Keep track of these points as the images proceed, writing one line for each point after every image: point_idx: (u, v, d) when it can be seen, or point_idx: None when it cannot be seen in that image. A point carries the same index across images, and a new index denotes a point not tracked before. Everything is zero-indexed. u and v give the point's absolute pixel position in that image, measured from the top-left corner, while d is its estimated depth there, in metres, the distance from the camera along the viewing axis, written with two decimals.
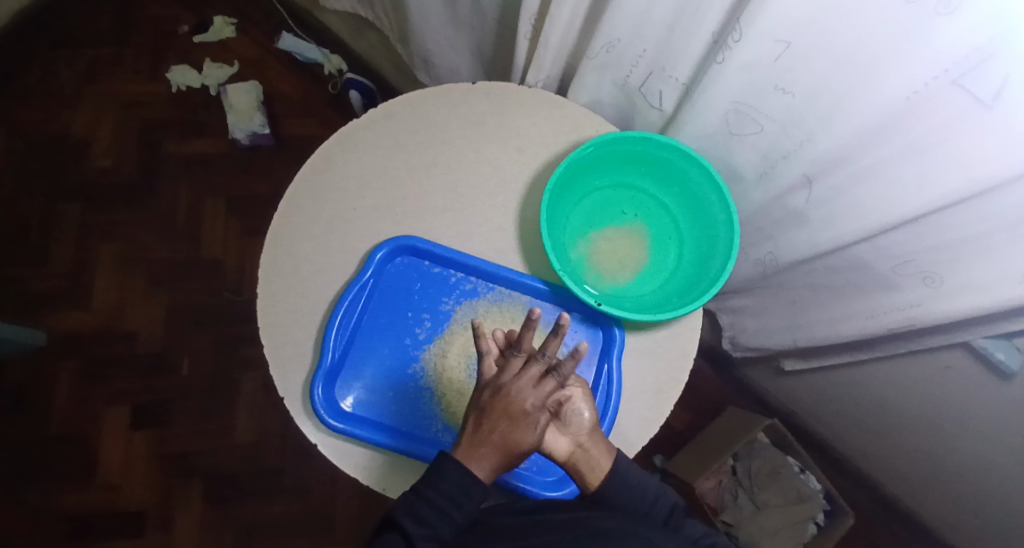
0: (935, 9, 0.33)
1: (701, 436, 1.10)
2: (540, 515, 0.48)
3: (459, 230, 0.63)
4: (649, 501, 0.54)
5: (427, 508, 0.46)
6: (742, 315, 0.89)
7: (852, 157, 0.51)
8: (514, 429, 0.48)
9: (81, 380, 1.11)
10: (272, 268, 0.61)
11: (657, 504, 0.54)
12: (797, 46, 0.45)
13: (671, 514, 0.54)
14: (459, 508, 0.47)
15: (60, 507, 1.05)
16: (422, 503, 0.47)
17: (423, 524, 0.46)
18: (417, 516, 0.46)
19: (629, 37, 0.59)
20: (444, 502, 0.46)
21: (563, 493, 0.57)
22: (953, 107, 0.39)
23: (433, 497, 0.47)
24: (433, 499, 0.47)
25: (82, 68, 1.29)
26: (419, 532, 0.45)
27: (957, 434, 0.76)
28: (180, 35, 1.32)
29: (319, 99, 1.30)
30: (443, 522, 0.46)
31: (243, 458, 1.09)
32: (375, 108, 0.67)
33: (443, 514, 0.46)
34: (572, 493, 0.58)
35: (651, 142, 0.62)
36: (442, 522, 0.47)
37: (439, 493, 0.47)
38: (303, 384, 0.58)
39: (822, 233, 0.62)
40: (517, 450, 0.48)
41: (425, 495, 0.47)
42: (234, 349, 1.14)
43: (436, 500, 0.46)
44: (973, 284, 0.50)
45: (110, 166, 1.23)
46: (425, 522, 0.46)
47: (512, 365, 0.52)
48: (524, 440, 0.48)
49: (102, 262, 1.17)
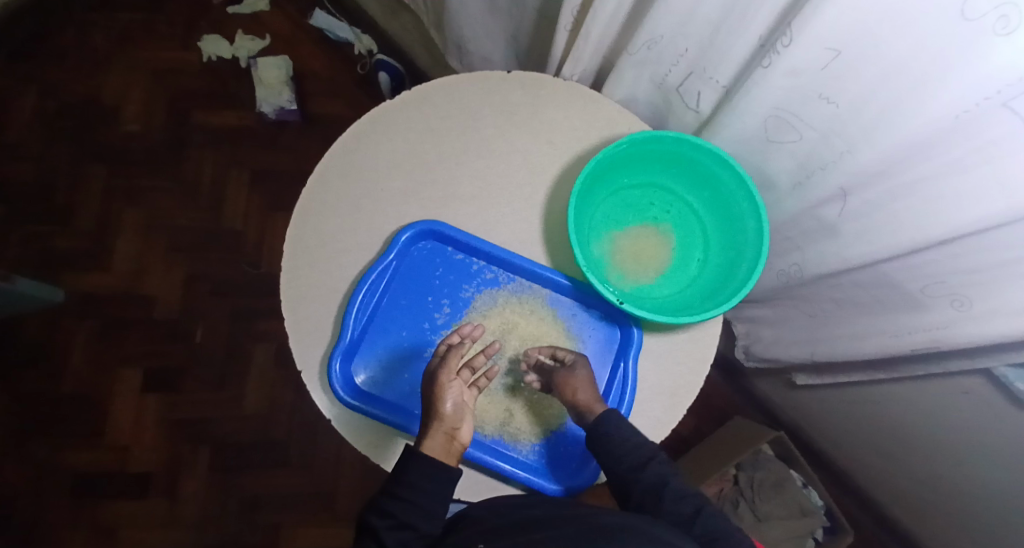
0: (992, 28, 0.32)
1: (705, 443, 1.12)
2: (528, 515, 0.49)
3: (484, 220, 0.63)
4: (674, 504, 0.51)
5: (395, 504, 0.48)
6: (760, 325, 0.88)
7: (893, 171, 0.50)
8: (427, 409, 0.53)
9: (97, 340, 1.12)
10: (297, 241, 0.61)
11: (689, 507, 0.51)
12: (845, 55, 0.44)
13: (701, 516, 0.50)
14: (430, 500, 0.49)
15: (69, 465, 1.07)
16: (389, 498, 0.48)
17: (389, 517, 0.48)
18: (384, 511, 0.48)
19: (672, 35, 0.58)
20: (418, 496, 0.48)
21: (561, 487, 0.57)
22: (1003, 128, 0.38)
23: (400, 492, 0.48)
24: (402, 495, 0.48)
25: (117, 32, 1.30)
26: (386, 525, 0.47)
27: (971, 460, 0.75)
28: (214, 5, 1.32)
29: (348, 79, 1.30)
30: (413, 517, 0.48)
31: (251, 429, 1.10)
32: (408, 91, 0.66)
33: (408, 507, 0.48)
34: (572, 490, 0.58)
35: (686, 143, 0.61)
36: (413, 518, 0.48)
37: (407, 489, 0.48)
38: (321, 359, 0.59)
39: (854, 247, 0.60)
40: (434, 418, 0.52)
41: (397, 494, 0.48)
42: (249, 321, 1.15)
43: (402, 494, 0.48)
44: (1004, 309, 0.48)
45: (138, 132, 1.24)
46: (391, 516, 0.48)
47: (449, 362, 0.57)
48: (437, 410, 0.52)
49: (124, 226, 1.18)
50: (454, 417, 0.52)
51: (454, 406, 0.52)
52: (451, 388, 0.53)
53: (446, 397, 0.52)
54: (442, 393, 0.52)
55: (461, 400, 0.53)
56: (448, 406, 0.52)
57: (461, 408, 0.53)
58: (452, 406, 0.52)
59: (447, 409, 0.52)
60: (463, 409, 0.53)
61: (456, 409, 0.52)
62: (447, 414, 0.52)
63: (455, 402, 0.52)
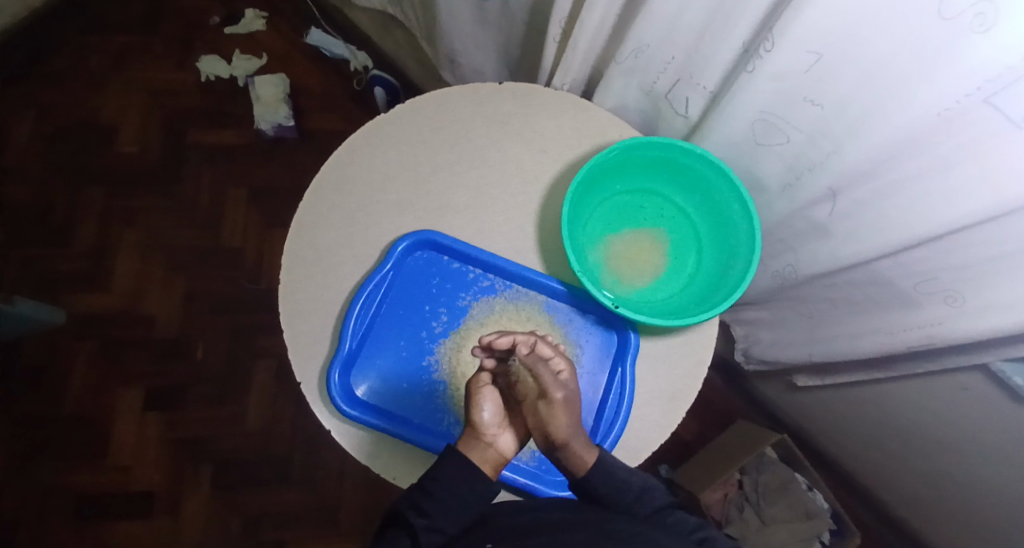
0: (969, 26, 0.33)
1: (705, 451, 1.11)
2: (555, 517, 0.48)
3: (480, 229, 0.64)
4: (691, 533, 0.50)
5: (427, 501, 0.48)
6: (758, 328, 0.89)
7: (879, 171, 0.50)
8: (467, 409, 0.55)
9: (97, 361, 1.13)
10: (295, 254, 0.62)
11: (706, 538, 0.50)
12: (827, 58, 0.45)
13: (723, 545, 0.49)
14: (459, 503, 0.49)
15: (73, 485, 1.07)
16: (425, 498, 0.49)
17: (425, 517, 0.48)
18: (420, 508, 0.48)
19: (658, 43, 0.59)
20: (449, 498, 0.49)
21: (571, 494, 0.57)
22: (985, 123, 0.38)
23: (437, 492, 0.49)
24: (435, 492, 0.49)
25: (114, 55, 1.32)
26: (421, 525, 0.47)
27: (975, 457, 0.75)
28: (210, 26, 1.35)
29: (344, 95, 1.32)
30: (445, 519, 0.48)
31: (252, 445, 1.10)
32: (401, 105, 0.67)
33: (442, 508, 0.48)
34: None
35: (676, 148, 0.62)
36: (443, 520, 0.48)
37: (442, 489, 0.49)
38: (320, 370, 0.59)
39: (845, 247, 0.61)
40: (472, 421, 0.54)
41: (430, 489, 0.49)
42: (249, 337, 1.16)
43: (436, 494, 0.49)
44: (997, 303, 0.49)
45: (137, 152, 1.26)
46: (426, 515, 0.48)
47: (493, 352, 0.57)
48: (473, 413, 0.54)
49: (125, 246, 1.19)
50: (490, 425, 0.53)
51: (491, 415, 0.54)
52: (487, 397, 0.54)
53: (483, 405, 0.54)
54: (479, 402, 0.54)
55: (497, 409, 0.54)
56: (483, 415, 0.53)
57: (496, 417, 0.54)
58: (488, 415, 0.54)
59: (482, 417, 0.53)
60: (499, 418, 0.54)
61: (492, 417, 0.54)
62: (483, 419, 0.53)
63: (490, 411, 0.54)
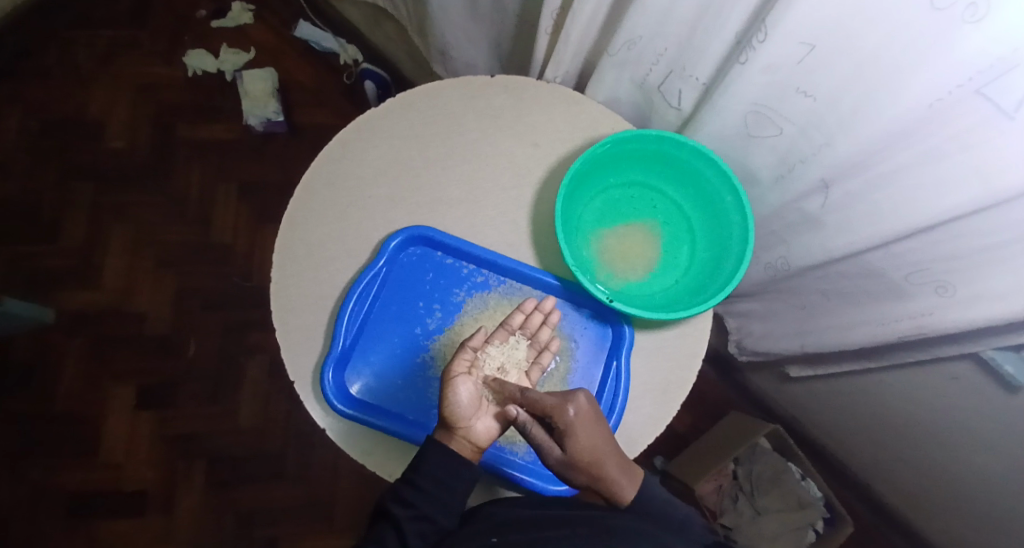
0: (961, 17, 0.33)
1: (700, 441, 1.10)
2: (550, 512, 0.49)
3: (472, 223, 0.63)
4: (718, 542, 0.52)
5: (413, 493, 0.49)
6: (750, 319, 0.89)
7: (870, 163, 0.51)
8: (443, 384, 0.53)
9: (87, 359, 1.12)
10: (285, 252, 0.61)
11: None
12: (820, 49, 0.45)
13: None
14: (450, 495, 0.49)
15: (64, 485, 1.06)
16: (408, 488, 0.49)
17: (410, 507, 0.49)
18: (405, 500, 0.49)
19: (651, 35, 0.59)
20: (437, 489, 0.49)
21: (568, 487, 0.56)
22: (975, 114, 0.38)
23: (420, 483, 0.49)
24: (423, 486, 0.49)
25: (100, 49, 1.30)
26: (406, 515, 0.48)
27: (966, 445, 0.76)
28: (198, 19, 1.33)
29: (335, 88, 1.30)
30: (434, 510, 0.49)
31: (246, 442, 1.09)
32: (392, 98, 0.67)
33: (430, 500, 0.49)
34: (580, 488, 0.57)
35: (667, 142, 0.62)
36: (431, 510, 0.49)
37: (427, 481, 0.49)
38: (313, 368, 0.59)
39: (837, 238, 0.62)
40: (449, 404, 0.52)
41: (416, 482, 0.49)
42: (241, 334, 1.15)
43: (427, 486, 0.49)
44: (987, 293, 0.49)
45: (123, 148, 1.24)
46: (410, 506, 0.49)
47: (515, 318, 0.60)
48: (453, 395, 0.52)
49: (113, 243, 1.18)
50: (473, 416, 0.53)
51: (468, 398, 0.53)
52: (463, 384, 0.53)
53: (458, 388, 0.53)
54: (455, 387, 0.53)
55: (472, 395, 0.53)
56: (460, 400, 0.52)
57: (471, 403, 0.53)
58: (464, 400, 0.53)
59: (456, 405, 0.52)
60: (475, 403, 0.53)
61: (469, 402, 0.53)
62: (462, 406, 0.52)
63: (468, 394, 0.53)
